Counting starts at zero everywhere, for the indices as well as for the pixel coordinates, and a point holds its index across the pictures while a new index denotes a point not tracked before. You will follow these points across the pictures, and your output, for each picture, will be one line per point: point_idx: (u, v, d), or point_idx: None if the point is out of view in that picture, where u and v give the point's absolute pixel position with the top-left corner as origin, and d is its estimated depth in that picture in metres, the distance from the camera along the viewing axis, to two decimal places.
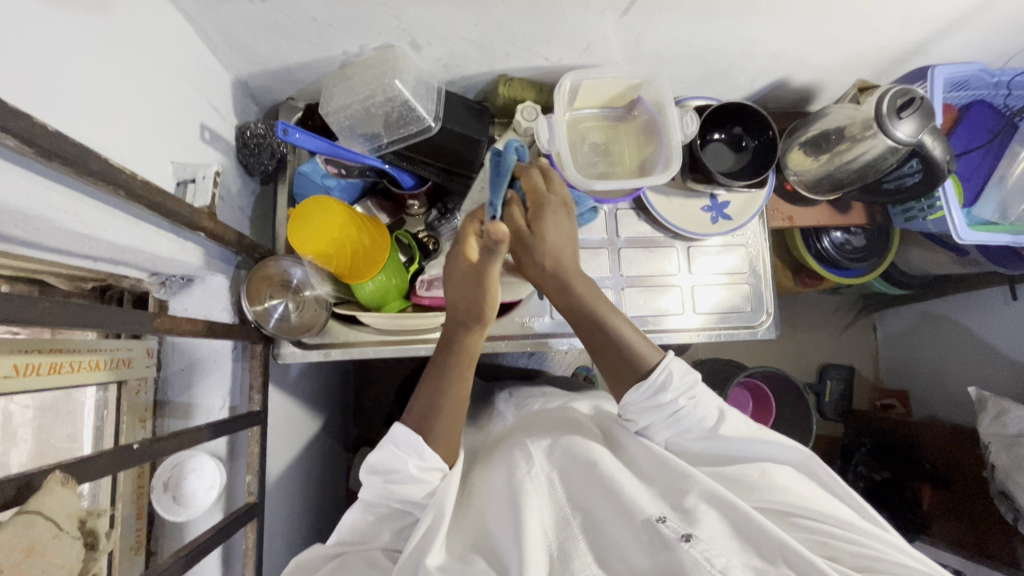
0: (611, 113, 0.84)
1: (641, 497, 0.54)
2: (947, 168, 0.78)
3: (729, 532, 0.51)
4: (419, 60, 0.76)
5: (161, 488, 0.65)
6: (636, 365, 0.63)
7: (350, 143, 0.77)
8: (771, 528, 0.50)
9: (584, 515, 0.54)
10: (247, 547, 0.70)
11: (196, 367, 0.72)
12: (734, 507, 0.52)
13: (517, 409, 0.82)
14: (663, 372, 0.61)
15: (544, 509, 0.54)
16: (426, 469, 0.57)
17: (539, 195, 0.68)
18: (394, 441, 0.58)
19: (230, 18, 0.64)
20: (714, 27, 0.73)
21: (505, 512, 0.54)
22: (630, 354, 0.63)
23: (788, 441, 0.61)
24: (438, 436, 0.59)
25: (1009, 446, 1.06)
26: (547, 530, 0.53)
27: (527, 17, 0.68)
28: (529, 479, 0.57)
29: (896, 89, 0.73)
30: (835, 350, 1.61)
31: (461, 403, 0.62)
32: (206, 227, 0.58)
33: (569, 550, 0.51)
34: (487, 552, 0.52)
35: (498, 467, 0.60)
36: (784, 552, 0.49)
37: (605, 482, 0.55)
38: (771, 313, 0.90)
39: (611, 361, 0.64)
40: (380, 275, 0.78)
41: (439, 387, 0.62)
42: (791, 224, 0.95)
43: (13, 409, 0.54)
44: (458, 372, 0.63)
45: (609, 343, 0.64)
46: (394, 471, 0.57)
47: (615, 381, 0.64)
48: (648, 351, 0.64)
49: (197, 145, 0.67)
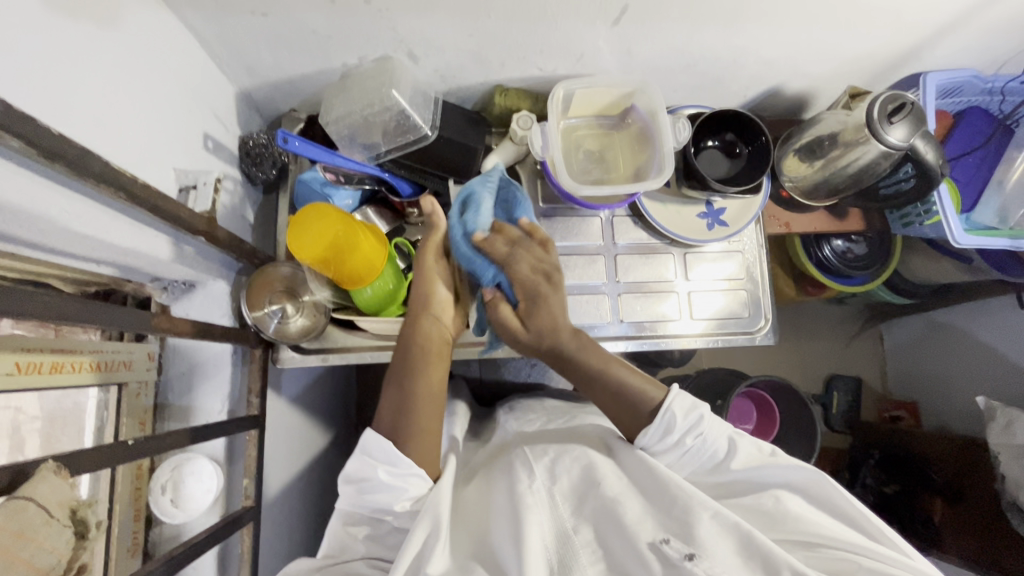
0: (606, 121, 0.85)
1: (643, 517, 0.54)
2: (942, 172, 0.77)
3: (733, 547, 0.51)
4: (416, 70, 0.77)
5: (159, 490, 0.65)
6: (639, 404, 0.64)
7: (349, 152, 0.80)
8: (781, 552, 0.51)
9: (590, 529, 0.54)
10: (244, 550, 0.71)
11: (196, 371, 0.73)
12: (738, 526, 0.52)
13: (517, 420, 0.84)
14: (668, 413, 0.62)
15: (544, 522, 0.54)
16: (398, 475, 0.58)
17: (529, 285, 0.70)
18: (367, 450, 0.59)
19: (233, 30, 0.66)
20: (705, 36, 0.74)
21: (506, 527, 0.53)
22: (637, 398, 0.65)
23: (800, 471, 0.59)
24: (408, 441, 0.60)
25: (1019, 456, 1.05)
26: (547, 544, 0.53)
27: (521, 27, 0.70)
28: (529, 494, 0.56)
29: (885, 95, 0.74)
30: (841, 360, 1.59)
31: (430, 399, 0.64)
32: (206, 231, 0.60)
33: (570, 562, 0.51)
34: (489, 564, 0.52)
35: (503, 483, 0.61)
36: (791, 569, 0.49)
37: (606, 502, 0.55)
38: (769, 319, 0.90)
39: (614, 404, 0.66)
40: (378, 282, 0.80)
41: (404, 386, 0.64)
42: (788, 229, 0.95)
43: (22, 419, 0.54)
44: (425, 369, 0.65)
45: (607, 391, 0.67)
46: (365, 479, 0.58)
47: (622, 420, 0.66)
48: (653, 390, 0.66)
49: (200, 154, 0.69)
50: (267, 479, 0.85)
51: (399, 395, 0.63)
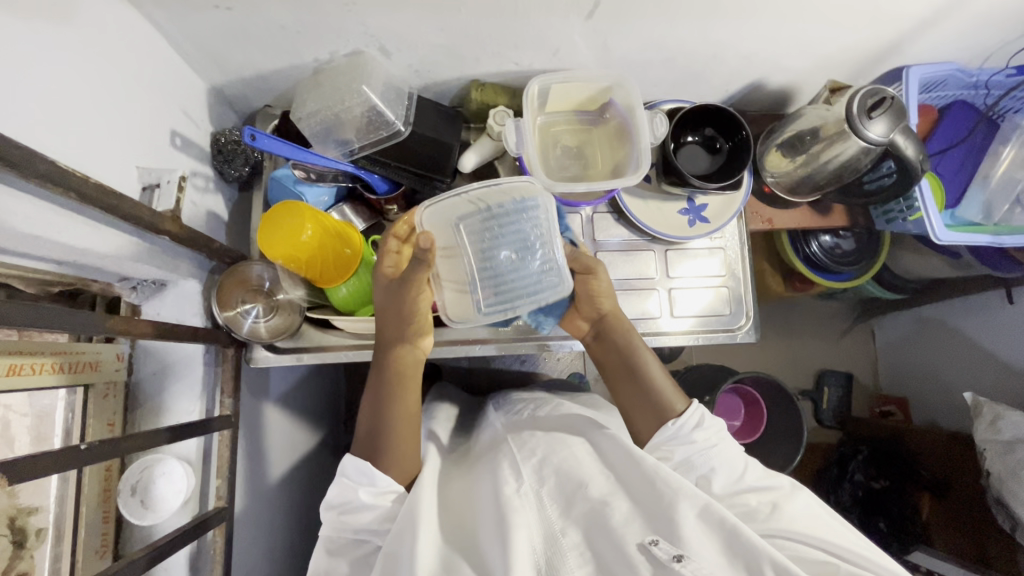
0: (585, 117, 0.83)
1: (630, 519, 0.53)
2: (919, 167, 0.76)
3: (718, 547, 0.51)
4: (389, 65, 0.76)
5: (129, 491, 0.65)
6: (667, 410, 0.68)
7: (324, 149, 0.78)
8: (762, 545, 0.50)
9: (576, 532, 0.53)
10: (216, 552, 0.70)
11: (168, 371, 0.71)
12: (723, 522, 0.51)
13: (506, 414, 0.83)
14: (695, 413, 0.67)
15: (532, 524, 0.54)
16: (379, 494, 0.60)
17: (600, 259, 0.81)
18: (344, 472, 0.62)
19: (198, 26, 0.65)
20: (682, 30, 0.72)
21: (492, 530, 0.53)
22: (662, 398, 0.69)
23: (779, 480, 0.62)
24: (387, 458, 0.63)
25: (1005, 452, 1.06)
26: (535, 545, 0.52)
27: (493, 22, 0.69)
28: (517, 496, 0.56)
29: (865, 90, 0.72)
30: (832, 356, 1.59)
31: (404, 422, 0.67)
32: (169, 231, 0.59)
33: (557, 563, 0.51)
34: (475, 561, 0.53)
35: (488, 481, 0.61)
36: (773, 567, 0.48)
37: (593, 505, 0.55)
38: (752, 317, 0.90)
39: (643, 406, 0.70)
40: (352, 281, 0.78)
41: (377, 408, 0.67)
42: (771, 226, 0.94)
43: (11, 416, 0.57)
44: (389, 390, 0.68)
45: (642, 389, 0.71)
46: (347, 503, 0.60)
47: (643, 423, 0.70)
48: (676, 399, 0.70)
49: (167, 152, 0.68)
50: (249, 478, 0.84)
51: (373, 418, 0.67)
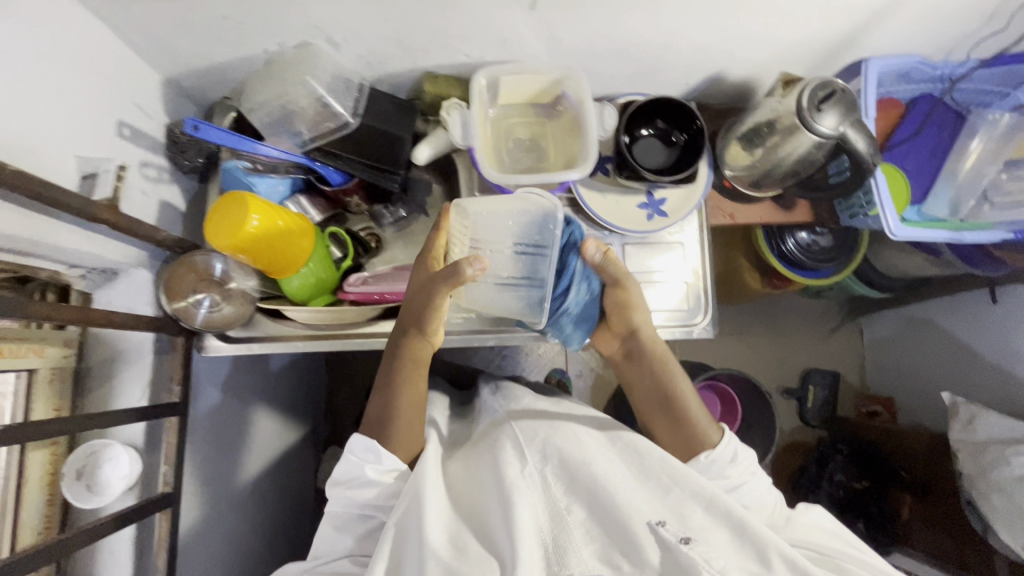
0: (540, 110, 0.83)
1: (639, 501, 0.58)
2: (874, 162, 0.75)
3: (725, 536, 0.56)
4: (339, 57, 0.76)
5: (73, 475, 0.66)
6: (702, 439, 0.72)
7: (277, 140, 0.79)
8: (769, 537, 0.56)
9: (580, 510, 0.58)
10: (162, 537, 0.71)
11: (118, 359, 0.73)
12: (729, 515, 0.57)
13: (503, 397, 0.85)
14: (730, 447, 0.71)
15: (539, 506, 0.59)
16: (384, 471, 0.65)
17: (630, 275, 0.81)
18: (352, 449, 0.66)
19: (142, 16, 0.66)
20: (629, 21, 0.72)
21: (500, 509, 0.58)
22: (697, 429, 0.72)
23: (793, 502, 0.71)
24: (393, 438, 0.68)
25: (977, 453, 1.04)
26: (542, 524, 0.57)
27: (436, 13, 0.69)
28: (523, 479, 0.61)
29: (816, 83, 0.71)
30: (819, 355, 1.57)
31: (413, 406, 0.71)
32: (104, 219, 0.59)
33: (565, 542, 0.55)
34: (481, 534, 0.58)
35: (493, 464, 0.65)
36: (779, 554, 0.54)
37: (596, 482, 0.59)
38: (709, 313, 0.88)
39: (677, 433, 0.73)
40: (304, 269, 0.79)
41: (392, 391, 0.71)
42: (732, 221, 0.93)
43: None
44: (403, 373, 0.72)
45: (674, 416, 0.74)
46: (353, 478, 0.65)
47: (676, 448, 0.73)
48: (711, 430, 0.73)
49: (115, 142, 0.69)
50: (209, 466, 0.86)
51: (387, 403, 0.70)
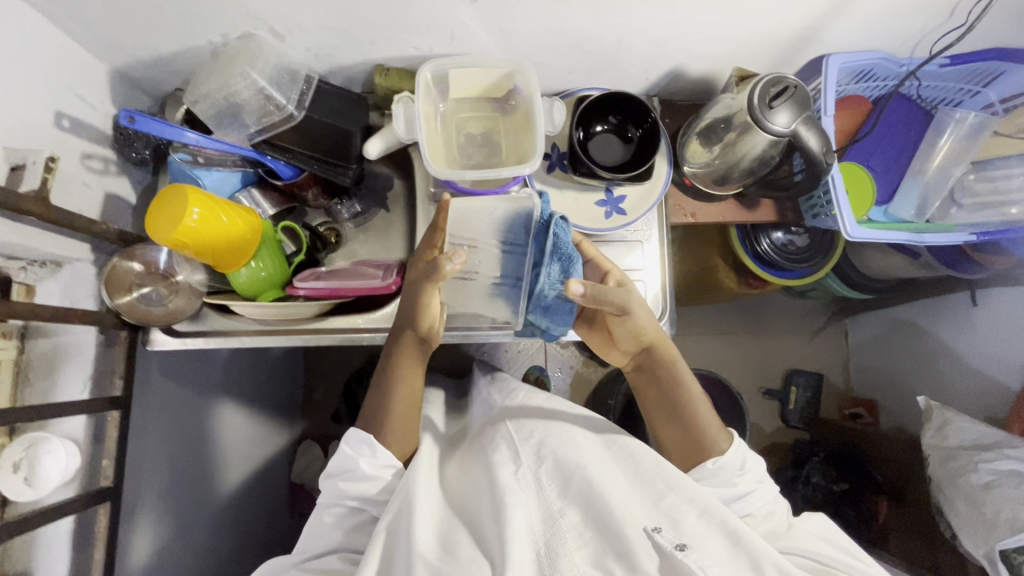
0: (493, 104, 0.81)
1: (632, 507, 0.56)
2: (825, 162, 0.73)
3: (721, 546, 0.53)
4: (286, 49, 0.75)
5: (11, 468, 0.65)
6: (708, 446, 0.68)
7: (224, 133, 0.78)
8: (764, 548, 0.52)
9: (573, 514, 0.57)
10: (101, 531, 0.71)
11: (60, 352, 0.71)
12: (724, 524, 0.54)
13: (497, 391, 0.84)
14: (739, 454, 0.67)
15: (530, 507, 0.57)
16: (377, 465, 0.64)
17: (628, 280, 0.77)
18: (346, 442, 0.65)
19: (77, 7, 0.65)
20: (578, 14, 0.70)
21: (492, 513, 0.56)
22: (702, 435, 0.69)
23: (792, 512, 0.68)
24: (389, 435, 0.67)
25: (947, 458, 1.03)
26: (532, 526, 0.55)
27: (378, 5, 0.67)
28: (516, 479, 0.60)
29: (766, 79, 0.69)
30: (802, 355, 1.55)
31: (410, 405, 0.70)
32: (30, 212, 0.59)
33: (556, 544, 0.54)
34: (472, 538, 0.57)
35: (485, 467, 0.64)
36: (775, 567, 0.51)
37: (587, 485, 0.58)
38: (666, 313, 0.86)
39: (683, 442, 0.70)
40: (252, 262, 0.78)
41: (389, 384, 0.70)
42: (693, 220, 0.91)
43: None
44: (403, 366, 0.71)
45: (681, 425, 0.71)
46: (347, 471, 0.64)
47: (682, 458, 0.70)
48: (719, 436, 0.69)
49: (54, 134, 0.68)
50: (164, 459, 0.85)
51: (383, 395, 0.70)
